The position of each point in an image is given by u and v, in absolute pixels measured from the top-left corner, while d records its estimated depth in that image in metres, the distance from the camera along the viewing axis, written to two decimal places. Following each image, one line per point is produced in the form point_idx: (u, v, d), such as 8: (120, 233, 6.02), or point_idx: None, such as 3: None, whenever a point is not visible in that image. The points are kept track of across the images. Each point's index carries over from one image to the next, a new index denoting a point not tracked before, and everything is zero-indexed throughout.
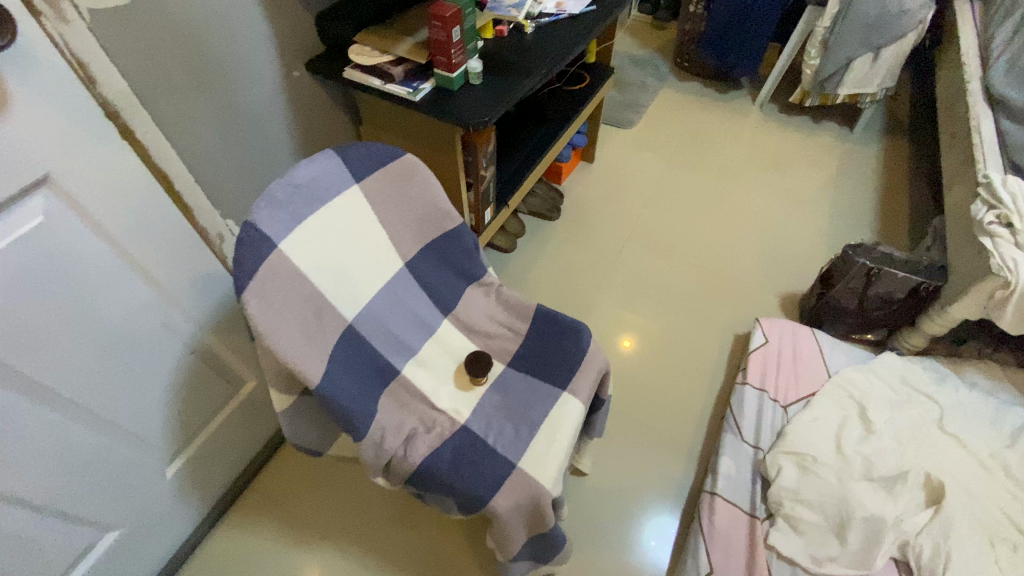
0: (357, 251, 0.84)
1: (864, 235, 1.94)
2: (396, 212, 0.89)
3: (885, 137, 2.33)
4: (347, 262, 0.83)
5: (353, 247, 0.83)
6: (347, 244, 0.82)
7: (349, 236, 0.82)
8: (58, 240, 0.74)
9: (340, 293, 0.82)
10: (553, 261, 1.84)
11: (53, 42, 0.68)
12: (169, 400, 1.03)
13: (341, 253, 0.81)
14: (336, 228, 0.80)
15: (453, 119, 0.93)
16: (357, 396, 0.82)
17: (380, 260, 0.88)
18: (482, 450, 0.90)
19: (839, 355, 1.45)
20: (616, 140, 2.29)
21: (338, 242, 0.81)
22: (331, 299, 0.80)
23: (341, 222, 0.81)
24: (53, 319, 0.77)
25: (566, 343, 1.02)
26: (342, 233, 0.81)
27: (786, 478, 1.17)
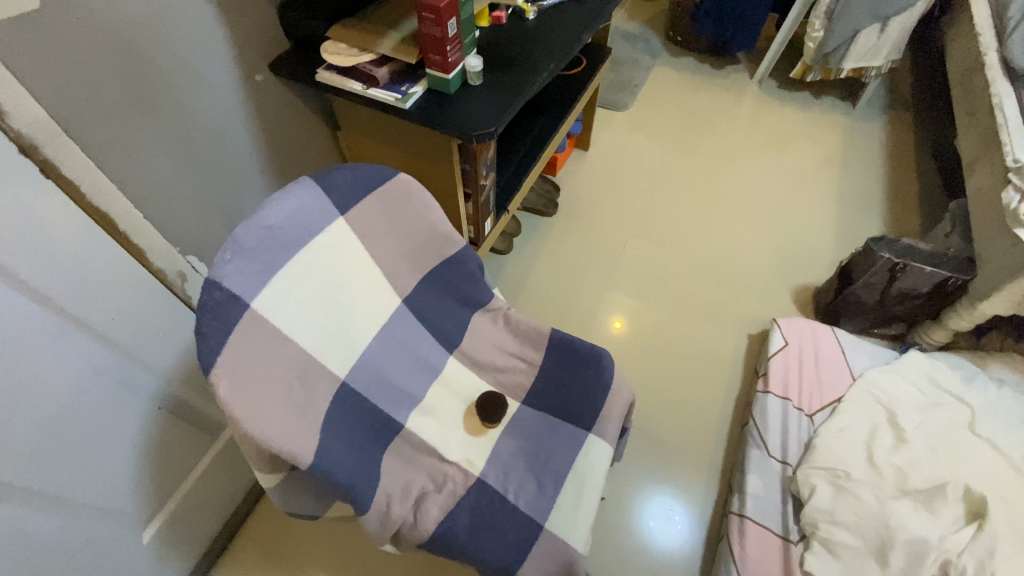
0: (346, 295, 0.71)
1: (873, 219, 1.86)
2: (390, 243, 0.75)
3: (886, 114, 2.24)
4: (335, 310, 0.70)
5: (342, 291, 0.70)
6: (334, 288, 0.69)
7: (336, 279, 0.69)
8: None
9: (329, 347, 0.69)
10: (552, 261, 1.71)
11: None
12: (139, 464, 0.90)
13: (328, 302, 0.68)
14: (320, 272, 0.67)
15: (451, 129, 0.79)
16: (358, 467, 0.70)
17: (373, 300, 0.75)
18: (502, 509, 0.80)
19: (863, 355, 1.37)
20: (611, 124, 2.15)
21: (323, 289, 0.67)
22: (318, 357, 0.67)
23: (325, 265, 0.67)
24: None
25: (586, 375, 0.90)
26: (328, 277, 0.68)
27: (820, 499, 1.10)
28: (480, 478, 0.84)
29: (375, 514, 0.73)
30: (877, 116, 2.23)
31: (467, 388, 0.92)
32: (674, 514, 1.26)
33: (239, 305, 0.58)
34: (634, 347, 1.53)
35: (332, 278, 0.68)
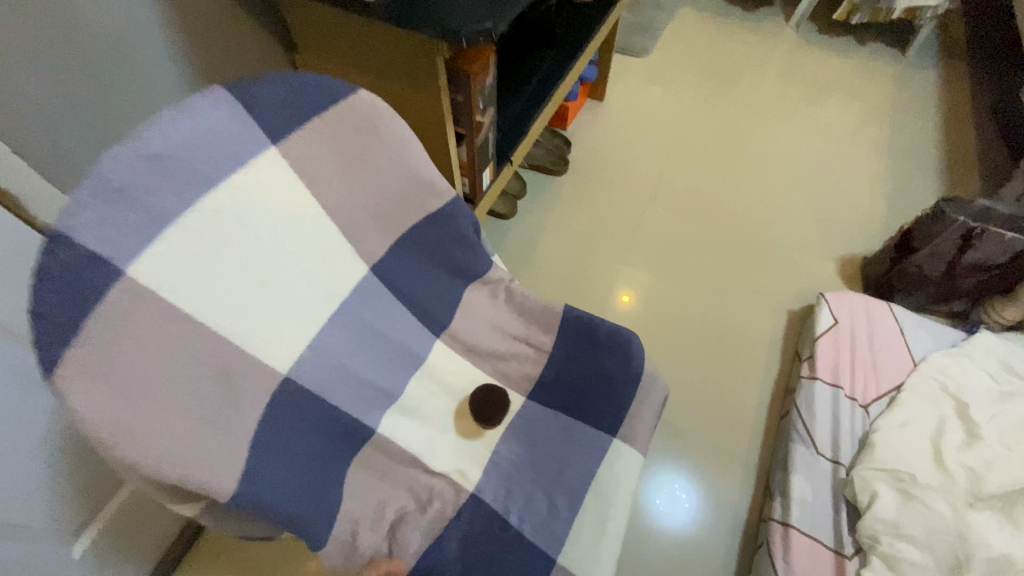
0: (282, 259, 0.51)
1: (928, 182, 1.63)
2: (348, 190, 0.55)
3: (941, 62, 1.98)
4: (266, 281, 0.50)
5: (277, 254, 0.51)
6: (265, 249, 0.50)
7: (267, 237, 0.50)
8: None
9: (258, 330, 0.50)
10: (562, 227, 1.51)
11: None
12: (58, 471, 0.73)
13: (259, 271, 0.50)
14: (242, 226, 0.47)
15: (433, 28, 0.58)
16: (304, 490, 0.52)
17: (328, 270, 0.56)
18: (503, 537, 0.63)
19: (925, 336, 1.17)
20: (629, 72, 1.91)
21: (247, 250, 0.48)
22: (240, 345, 0.48)
23: (250, 215, 0.48)
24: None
25: (609, 364, 0.71)
26: (255, 233, 0.48)
27: (882, 508, 0.92)
28: (475, 494, 0.67)
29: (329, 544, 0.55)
30: (930, 65, 1.97)
31: (459, 380, 0.73)
32: (679, 489, 1.13)
33: (102, 269, 0.39)
34: (646, 323, 1.35)
35: (261, 235, 0.49)
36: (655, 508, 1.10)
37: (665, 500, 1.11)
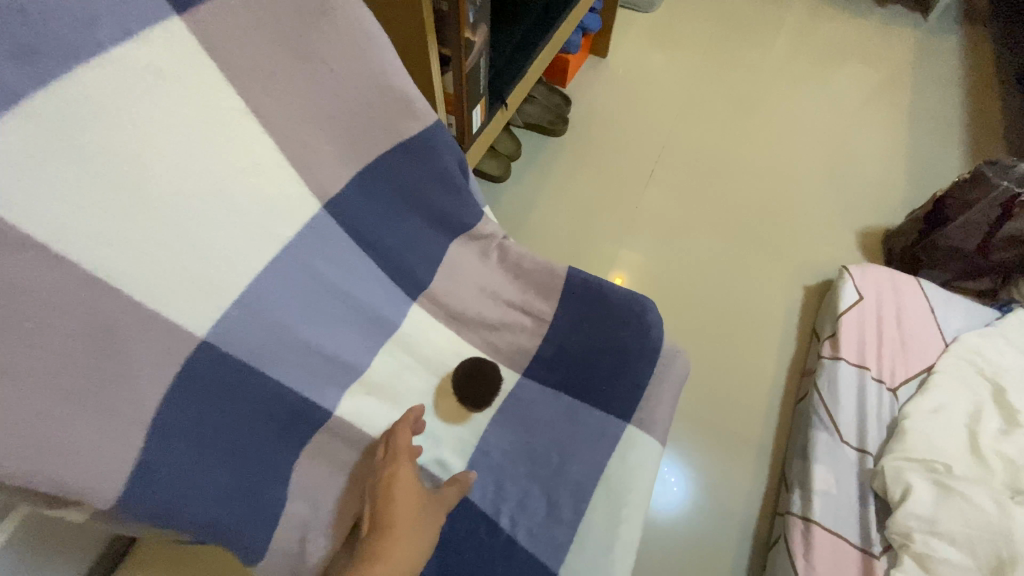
0: (188, 181, 0.40)
1: (951, 151, 1.52)
2: (281, 100, 0.44)
3: (964, 27, 1.86)
4: (167, 206, 0.39)
5: (179, 175, 0.40)
6: (162, 165, 0.39)
7: (164, 152, 0.39)
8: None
9: (155, 270, 0.39)
10: (560, 192, 1.38)
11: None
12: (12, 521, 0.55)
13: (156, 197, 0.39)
14: (127, 129, 0.37)
15: None
16: (228, 490, 0.41)
17: (259, 205, 0.44)
18: (491, 544, 0.52)
19: (956, 314, 1.07)
20: (634, 29, 1.76)
21: (134, 166, 0.37)
22: (122, 287, 0.37)
23: (140, 119, 0.37)
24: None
25: (621, 335, 0.59)
26: (149, 142, 0.38)
27: (917, 502, 0.82)
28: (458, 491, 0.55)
29: (258, 559, 0.43)
30: (952, 30, 1.84)
31: (442, 352, 0.61)
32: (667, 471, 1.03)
33: None
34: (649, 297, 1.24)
35: (156, 146, 0.38)
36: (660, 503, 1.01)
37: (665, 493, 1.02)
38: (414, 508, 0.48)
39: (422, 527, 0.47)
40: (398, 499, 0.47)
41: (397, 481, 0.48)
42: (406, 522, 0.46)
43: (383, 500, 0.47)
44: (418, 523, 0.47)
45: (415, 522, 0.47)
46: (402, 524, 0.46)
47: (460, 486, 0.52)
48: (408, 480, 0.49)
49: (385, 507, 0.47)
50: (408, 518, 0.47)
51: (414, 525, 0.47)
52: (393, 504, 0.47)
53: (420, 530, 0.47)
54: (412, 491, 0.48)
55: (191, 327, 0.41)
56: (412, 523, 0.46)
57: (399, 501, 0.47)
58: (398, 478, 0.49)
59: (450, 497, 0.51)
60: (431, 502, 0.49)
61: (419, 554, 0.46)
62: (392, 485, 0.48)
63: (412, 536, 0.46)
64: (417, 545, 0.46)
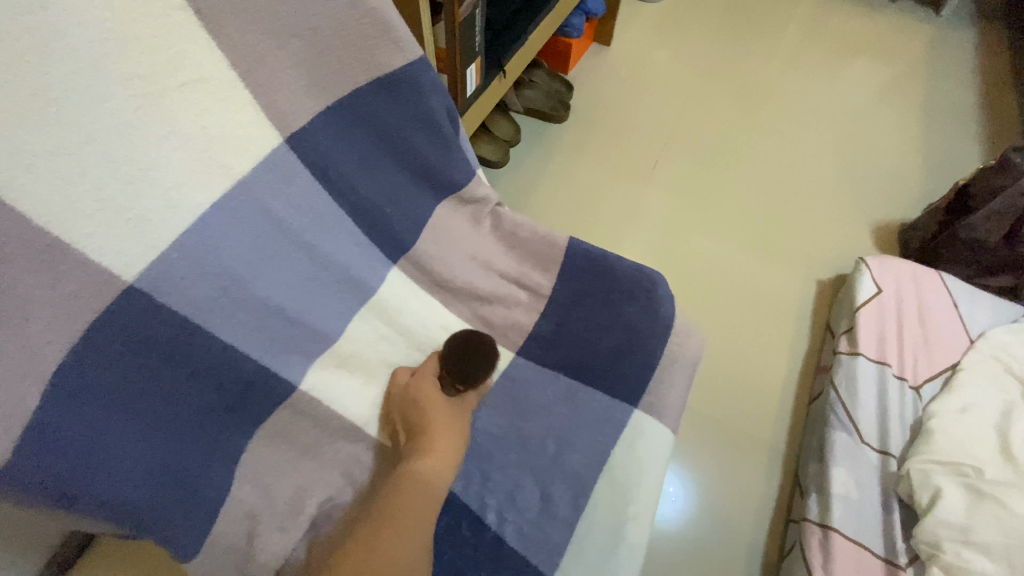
0: (115, 95, 0.34)
1: (969, 146, 1.47)
2: (236, 15, 0.38)
3: (978, 22, 1.81)
4: (87, 122, 0.34)
5: (105, 90, 0.34)
6: (79, 70, 0.33)
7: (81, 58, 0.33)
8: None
9: (71, 194, 0.33)
10: (563, 179, 1.32)
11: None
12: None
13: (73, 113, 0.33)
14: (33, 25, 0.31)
15: None
16: (152, 462, 0.37)
17: (206, 136, 0.39)
18: (474, 540, 0.45)
19: (982, 309, 1.00)
20: (639, 18, 1.71)
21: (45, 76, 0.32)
22: (18, 209, 0.31)
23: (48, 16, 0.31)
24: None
25: (626, 309, 0.53)
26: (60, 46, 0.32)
27: (946, 508, 0.75)
28: None
29: (183, 534, 0.39)
30: (966, 25, 1.80)
31: (426, 325, 0.54)
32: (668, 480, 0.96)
33: None
34: None
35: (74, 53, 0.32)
36: (672, 517, 0.92)
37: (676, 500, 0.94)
38: (446, 412, 0.48)
39: (457, 426, 0.48)
40: (430, 406, 0.48)
41: (423, 391, 0.49)
42: (440, 425, 0.47)
43: (414, 409, 0.48)
44: (452, 424, 0.48)
45: (448, 422, 0.47)
46: (436, 428, 0.46)
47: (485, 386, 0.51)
48: (433, 390, 0.49)
49: (418, 417, 0.47)
50: (442, 420, 0.47)
51: (449, 425, 0.47)
52: (425, 412, 0.48)
53: (455, 430, 0.48)
54: (438, 398, 0.49)
55: (115, 268, 0.35)
56: (446, 425, 0.47)
57: (429, 407, 0.48)
58: (427, 388, 0.49)
59: (474, 399, 0.50)
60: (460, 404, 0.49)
61: (459, 450, 0.47)
62: (419, 396, 0.49)
63: (449, 436, 0.47)
64: (455, 443, 0.46)
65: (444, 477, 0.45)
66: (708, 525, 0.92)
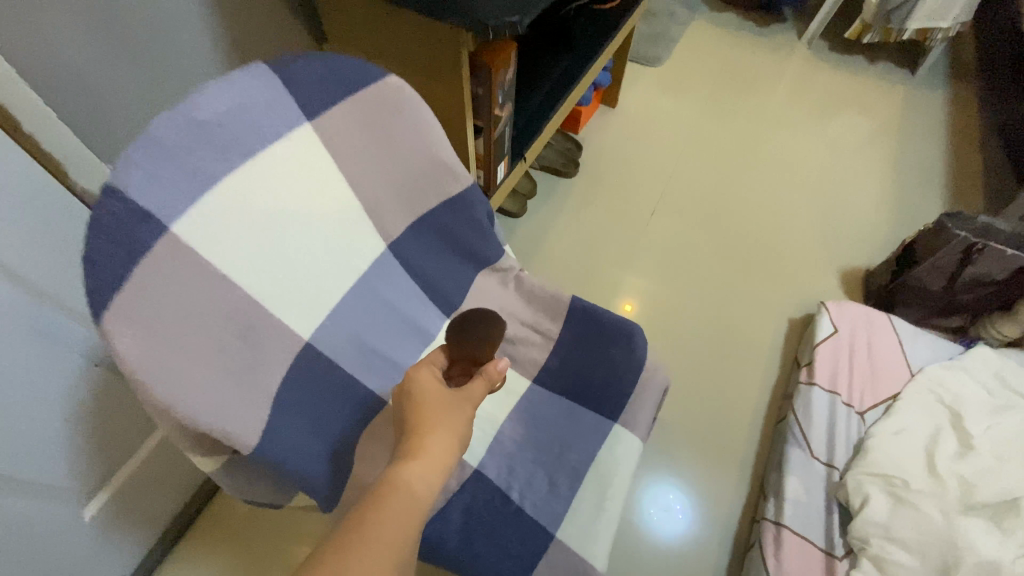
0: (307, 226, 0.53)
1: (934, 199, 1.66)
2: (372, 169, 0.58)
3: (951, 82, 2.01)
4: (294, 247, 0.53)
5: (305, 222, 0.53)
6: (292, 216, 0.52)
7: (294, 206, 0.52)
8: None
9: (284, 294, 0.52)
10: (572, 226, 1.55)
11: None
12: (77, 413, 0.76)
13: (291, 238, 0.52)
14: (274, 194, 0.50)
15: (462, 21, 0.62)
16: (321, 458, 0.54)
17: (351, 244, 0.59)
18: (503, 510, 0.65)
19: (923, 347, 1.20)
20: (641, 80, 1.94)
21: (277, 222, 0.50)
22: (265, 309, 0.50)
23: (281, 186, 0.50)
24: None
25: (612, 353, 0.74)
26: (286, 202, 0.51)
27: (873, 511, 0.94)
28: (477, 470, 0.69)
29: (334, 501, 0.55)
30: (939, 85, 2.00)
31: None
32: (673, 500, 1.13)
33: (149, 227, 0.41)
34: (653, 328, 1.38)
35: (292, 203, 0.51)
36: (672, 531, 1.10)
37: (678, 508, 1.12)
38: (441, 412, 0.53)
39: (453, 428, 0.53)
40: (426, 406, 0.53)
41: (422, 390, 0.54)
42: (433, 426, 0.52)
43: (410, 410, 0.53)
44: (447, 425, 0.53)
45: (444, 424, 0.53)
46: (430, 430, 0.51)
47: (488, 378, 0.56)
48: (431, 389, 0.54)
49: (415, 416, 0.52)
50: (436, 421, 0.52)
51: (445, 427, 0.52)
52: (421, 413, 0.53)
53: (452, 431, 0.53)
54: (435, 398, 0.54)
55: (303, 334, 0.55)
56: (440, 427, 0.52)
57: (426, 408, 0.53)
58: (425, 388, 0.54)
59: (471, 397, 0.55)
60: (458, 402, 0.54)
61: (452, 452, 0.52)
62: (418, 395, 0.54)
63: (442, 439, 0.52)
64: (446, 446, 0.51)
65: (430, 480, 0.49)
66: (704, 530, 1.10)
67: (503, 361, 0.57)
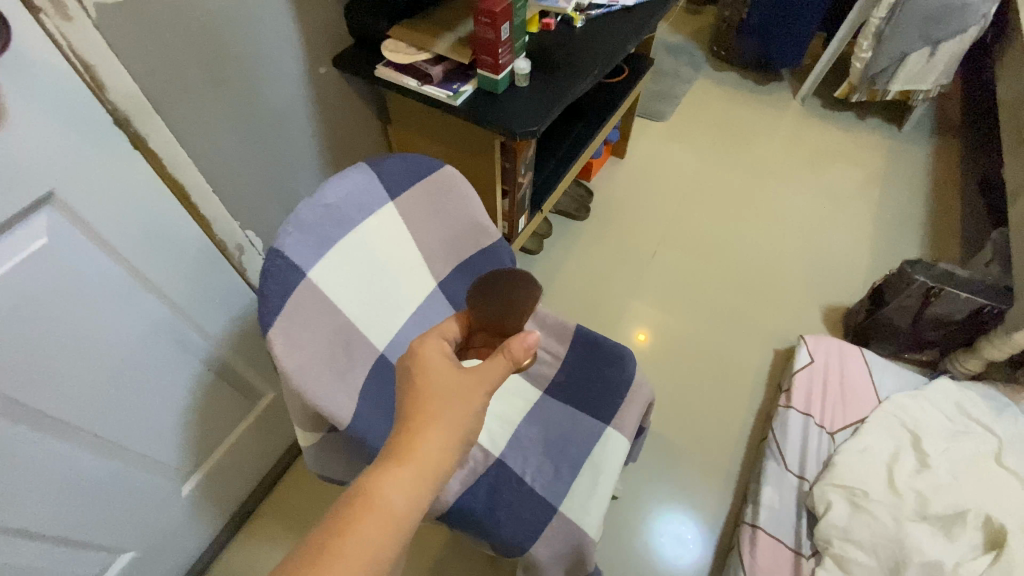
0: (386, 271, 0.76)
1: (913, 245, 1.82)
2: (432, 230, 0.80)
3: (935, 137, 2.20)
4: (378, 287, 0.75)
5: (385, 269, 0.75)
6: (377, 265, 0.74)
7: (378, 257, 0.74)
8: (47, 252, 0.65)
9: (370, 318, 0.74)
10: (582, 264, 1.76)
11: (35, 18, 0.58)
12: (189, 406, 0.97)
13: (375, 280, 0.74)
14: (367, 250, 0.72)
15: (497, 126, 0.87)
16: None
17: (414, 283, 0.81)
18: (519, 490, 0.84)
19: (890, 378, 1.36)
20: (648, 133, 2.18)
21: (368, 269, 0.73)
22: (359, 328, 0.72)
23: (372, 245, 0.72)
24: (48, 348, 0.69)
25: (608, 371, 0.94)
26: (375, 255, 0.73)
27: (835, 516, 1.10)
28: (499, 459, 0.88)
29: None
30: (923, 139, 2.19)
31: None
32: (682, 529, 1.27)
33: (296, 274, 0.63)
34: (655, 356, 1.56)
35: (377, 257, 0.74)
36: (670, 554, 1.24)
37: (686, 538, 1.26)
38: (446, 399, 0.55)
39: (455, 419, 0.55)
40: (431, 391, 0.56)
41: (426, 381, 0.56)
42: (429, 427, 0.54)
43: (411, 401, 0.55)
44: (447, 421, 0.55)
45: (446, 416, 0.55)
46: (424, 431, 0.54)
47: (512, 355, 0.59)
48: (436, 378, 0.57)
49: (413, 413, 0.55)
50: (437, 414, 0.55)
51: (447, 419, 0.55)
52: (420, 410, 0.55)
53: (452, 424, 0.55)
54: (436, 392, 0.56)
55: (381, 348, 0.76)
56: (436, 427, 0.54)
57: (426, 405, 0.55)
58: (432, 374, 0.57)
59: (475, 392, 0.57)
60: (460, 398, 0.56)
61: (444, 454, 0.54)
62: (420, 386, 0.56)
63: (434, 443, 0.54)
64: (437, 450, 0.53)
65: (417, 484, 0.51)
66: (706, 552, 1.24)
67: (530, 336, 0.59)
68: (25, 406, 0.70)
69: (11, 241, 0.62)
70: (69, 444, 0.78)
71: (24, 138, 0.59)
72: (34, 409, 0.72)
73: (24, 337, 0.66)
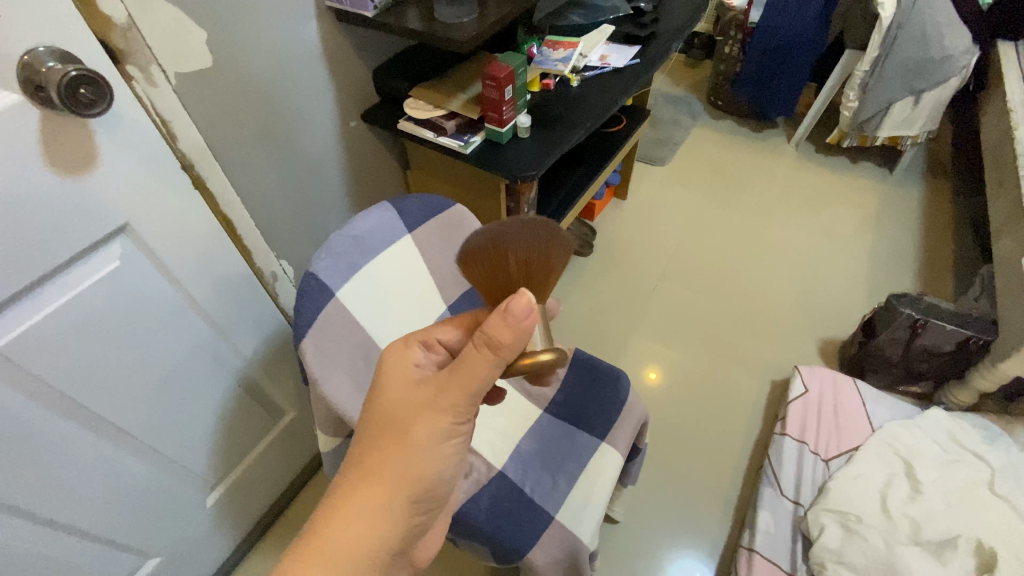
0: (404, 295, 0.86)
1: (908, 281, 1.88)
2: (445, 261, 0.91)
3: (927, 179, 2.29)
4: (395, 309, 0.85)
5: (402, 293, 0.86)
6: (396, 289, 0.85)
7: (397, 282, 0.85)
8: (117, 274, 0.77)
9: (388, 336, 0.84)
10: (586, 298, 1.85)
11: (130, 86, 0.72)
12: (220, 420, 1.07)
13: (394, 302, 0.84)
14: (387, 276, 0.83)
15: (502, 171, 0.99)
16: None
17: (427, 307, 0.91)
18: (519, 500, 0.90)
19: (883, 408, 1.40)
20: (649, 177, 2.31)
21: (388, 292, 0.83)
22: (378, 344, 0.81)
23: (391, 271, 0.84)
24: (108, 358, 0.80)
25: (604, 391, 1.02)
26: (393, 281, 0.84)
27: (828, 539, 1.13)
28: (501, 472, 0.95)
29: None
30: (915, 181, 2.28)
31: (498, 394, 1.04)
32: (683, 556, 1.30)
33: (327, 294, 0.74)
34: (654, 386, 1.62)
35: (396, 282, 0.84)
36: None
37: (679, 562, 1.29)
38: (391, 447, 0.55)
39: (393, 474, 0.55)
40: (379, 437, 0.56)
41: (377, 419, 0.57)
42: (371, 480, 0.54)
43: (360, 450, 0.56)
44: (390, 472, 0.55)
45: (383, 471, 0.55)
46: (365, 485, 0.54)
47: (477, 349, 0.53)
48: (389, 410, 0.57)
49: (359, 464, 0.55)
50: (380, 466, 0.55)
51: (384, 475, 0.55)
52: (366, 461, 0.55)
53: (389, 480, 0.54)
54: (385, 434, 0.56)
55: None
56: (377, 480, 0.54)
57: (372, 455, 0.56)
58: (379, 412, 0.57)
59: (423, 429, 0.55)
60: (405, 445, 0.55)
61: (385, 509, 0.54)
62: (372, 428, 0.57)
63: (373, 498, 0.54)
64: (377, 505, 0.54)
65: (353, 540, 0.52)
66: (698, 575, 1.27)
67: (498, 318, 0.51)
68: (84, 408, 0.80)
69: (88, 264, 0.74)
70: (116, 446, 0.88)
71: (112, 179, 0.72)
72: (92, 412, 0.82)
73: (90, 347, 0.77)
